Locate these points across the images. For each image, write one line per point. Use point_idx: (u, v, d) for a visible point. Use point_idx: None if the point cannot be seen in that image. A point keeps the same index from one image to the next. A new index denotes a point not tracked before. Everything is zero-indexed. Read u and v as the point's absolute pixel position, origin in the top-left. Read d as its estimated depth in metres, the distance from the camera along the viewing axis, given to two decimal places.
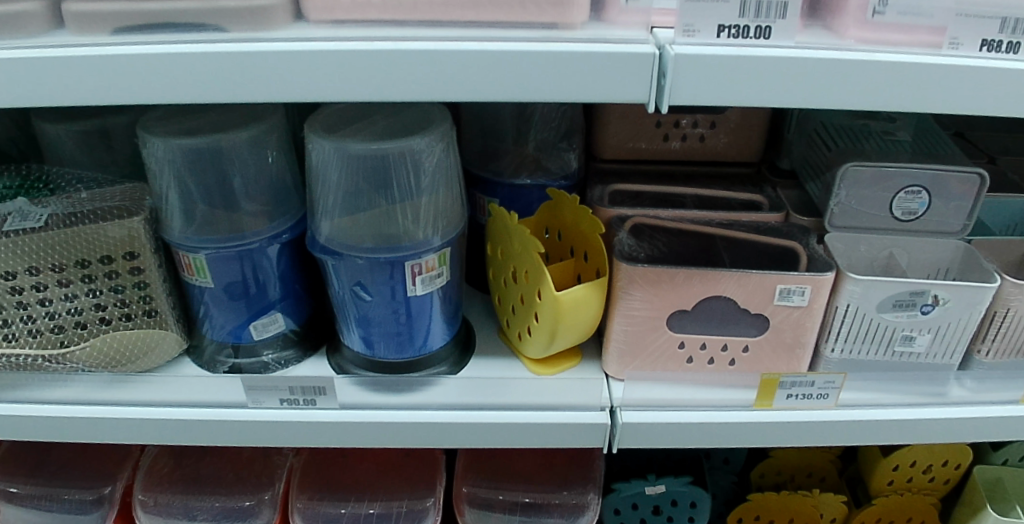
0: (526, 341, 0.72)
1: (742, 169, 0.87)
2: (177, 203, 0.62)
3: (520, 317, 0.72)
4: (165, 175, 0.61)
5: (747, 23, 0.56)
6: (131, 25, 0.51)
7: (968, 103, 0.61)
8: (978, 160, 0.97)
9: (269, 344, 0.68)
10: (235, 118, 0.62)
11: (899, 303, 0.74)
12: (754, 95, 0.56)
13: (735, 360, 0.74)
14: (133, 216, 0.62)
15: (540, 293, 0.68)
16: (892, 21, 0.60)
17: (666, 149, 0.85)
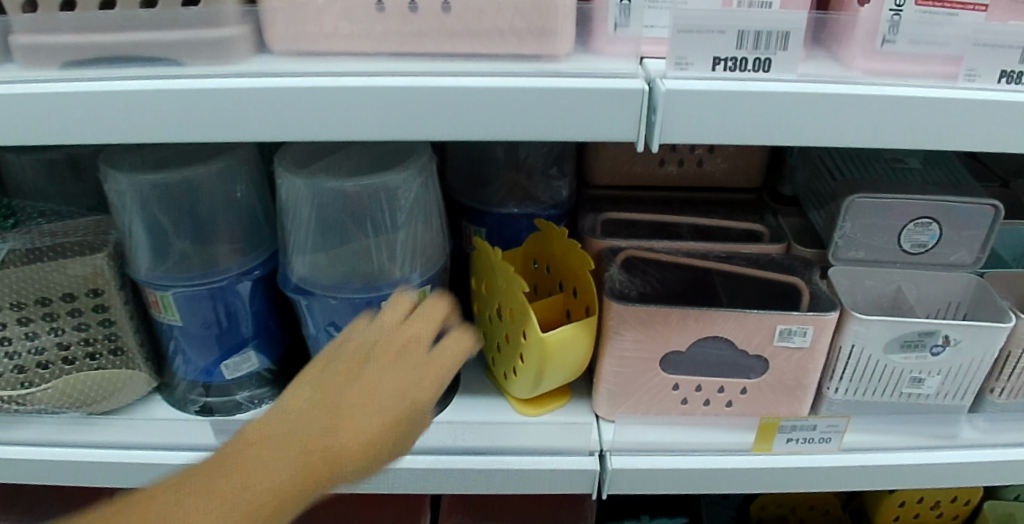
0: (513, 380, 0.69)
1: (742, 196, 0.83)
2: (143, 239, 0.59)
3: (507, 355, 0.69)
4: (129, 210, 0.58)
5: (746, 55, 0.52)
6: (84, 58, 0.48)
7: (985, 139, 0.56)
8: (991, 184, 0.93)
9: (243, 384, 0.65)
10: (202, 150, 0.58)
11: (907, 344, 0.70)
12: (752, 132, 0.53)
13: (732, 401, 0.71)
14: (96, 252, 0.59)
15: (526, 332, 0.64)
16: (903, 51, 0.56)
17: (663, 174, 0.82)
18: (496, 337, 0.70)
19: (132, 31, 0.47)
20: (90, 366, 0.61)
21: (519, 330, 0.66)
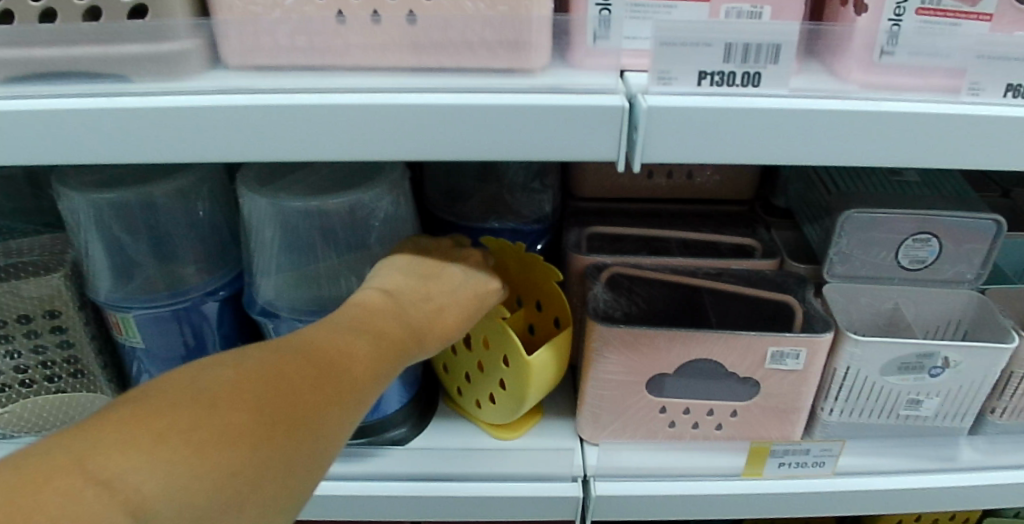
0: (489, 405, 0.66)
1: (734, 208, 0.81)
2: (103, 260, 0.56)
3: (480, 381, 0.66)
4: (86, 231, 0.55)
5: (733, 70, 0.49)
6: (23, 74, 0.45)
7: (990, 157, 0.53)
8: (991, 195, 0.90)
9: None
10: (163, 167, 0.56)
11: (905, 366, 0.67)
12: (739, 153, 0.50)
13: (721, 424, 0.68)
14: (53, 272, 0.56)
15: (507, 356, 0.62)
16: (903, 63, 0.53)
17: (651, 186, 0.79)
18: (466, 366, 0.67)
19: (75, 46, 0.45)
20: (49, 389, 0.59)
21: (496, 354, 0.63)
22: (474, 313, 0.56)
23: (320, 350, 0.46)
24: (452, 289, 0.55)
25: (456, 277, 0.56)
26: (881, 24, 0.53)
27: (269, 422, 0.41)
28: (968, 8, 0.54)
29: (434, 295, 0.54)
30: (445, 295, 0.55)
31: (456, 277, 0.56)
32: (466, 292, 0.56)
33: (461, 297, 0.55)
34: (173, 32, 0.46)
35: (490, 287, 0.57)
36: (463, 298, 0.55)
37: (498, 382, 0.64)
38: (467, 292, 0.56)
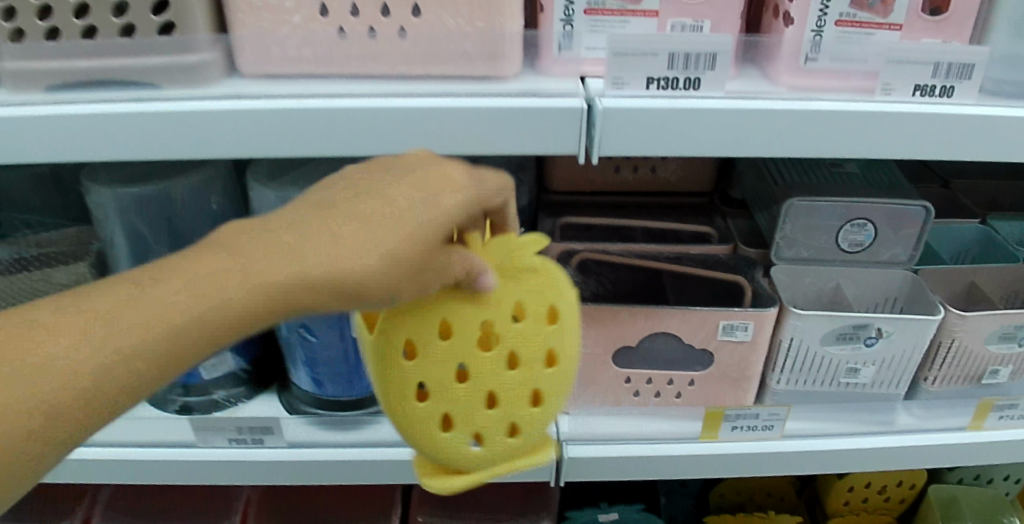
0: (522, 426, 0.46)
1: (694, 200, 0.89)
2: (126, 249, 0.63)
3: (520, 396, 0.45)
4: (110, 221, 0.62)
5: (676, 76, 0.57)
6: (65, 82, 0.52)
7: (908, 147, 0.61)
8: (931, 186, 0.99)
9: (221, 384, 0.68)
10: (181, 164, 0.63)
11: (844, 336, 0.75)
12: (682, 147, 0.58)
13: (680, 393, 0.77)
14: (78, 262, 0.63)
15: (557, 340, 0.45)
16: (824, 67, 0.62)
17: (619, 181, 0.87)
18: (492, 385, 0.44)
19: (109, 58, 0.52)
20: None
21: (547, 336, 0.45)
22: (419, 272, 0.39)
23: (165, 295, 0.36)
24: (462, 299, 0.43)
25: (381, 205, 0.38)
26: (804, 34, 0.61)
27: (61, 400, 0.35)
28: (881, 20, 0.61)
29: (432, 306, 0.43)
30: (347, 244, 0.37)
31: (375, 221, 0.37)
32: (406, 261, 0.38)
33: (372, 235, 0.37)
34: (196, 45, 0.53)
35: (519, 270, 0.45)
36: (376, 237, 0.37)
37: (541, 377, 0.45)
38: (468, 285, 0.42)
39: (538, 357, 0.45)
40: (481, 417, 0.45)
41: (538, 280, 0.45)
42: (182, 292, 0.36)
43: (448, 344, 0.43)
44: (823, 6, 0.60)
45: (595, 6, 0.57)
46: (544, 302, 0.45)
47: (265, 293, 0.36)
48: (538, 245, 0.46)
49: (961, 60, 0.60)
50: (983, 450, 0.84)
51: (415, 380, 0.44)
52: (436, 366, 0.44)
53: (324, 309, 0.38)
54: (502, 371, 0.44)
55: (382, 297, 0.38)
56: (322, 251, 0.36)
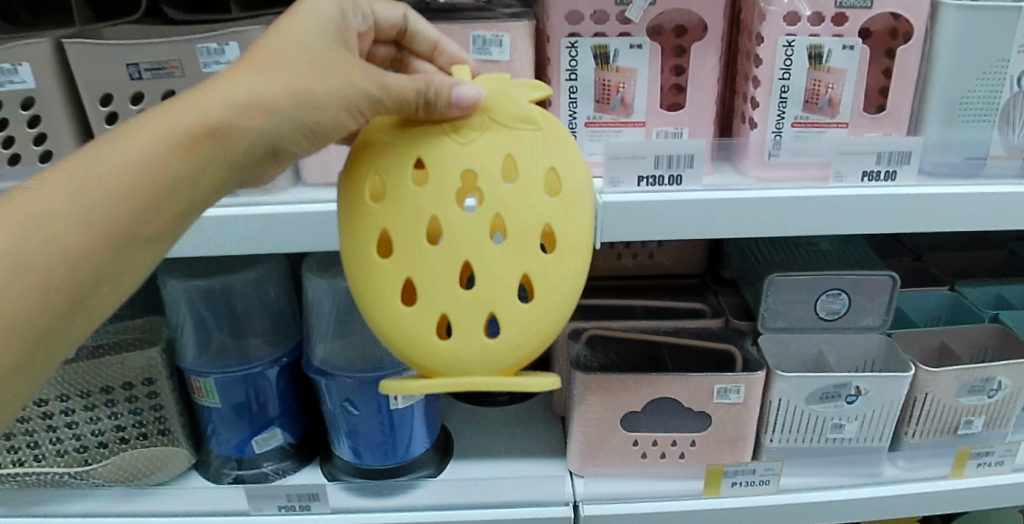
0: (501, 314, 0.48)
1: (689, 281, 0.98)
2: (191, 335, 0.73)
3: (502, 282, 0.48)
4: (180, 310, 0.73)
5: (662, 173, 0.68)
6: None
7: (862, 225, 0.71)
8: (903, 258, 1.05)
9: (269, 456, 0.77)
10: (242, 260, 0.74)
11: (825, 395, 0.83)
12: (670, 230, 0.68)
13: (684, 453, 0.84)
14: (152, 346, 0.73)
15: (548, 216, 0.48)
16: (785, 161, 0.73)
17: (621, 266, 0.98)
18: (468, 252, 0.47)
19: None
20: (141, 444, 0.73)
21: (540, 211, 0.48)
22: (352, 82, 0.47)
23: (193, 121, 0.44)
24: (445, 148, 0.48)
25: (291, 28, 0.47)
26: (767, 135, 0.73)
27: (73, 217, 0.40)
28: (831, 119, 0.73)
29: (417, 144, 0.48)
30: (285, 40, 0.46)
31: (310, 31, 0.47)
32: (330, 58, 0.47)
33: (327, 73, 0.46)
34: None
35: (514, 121, 0.48)
36: (311, 65, 0.46)
37: (533, 251, 0.48)
38: (445, 109, 0.47)
39: (530, 235, 0.48)
40: (456, 296, 0.48)
41: (536, 137, 0.48)
42: (173, 124, 0.42)
43: (425, 193, 0.47)
44: (780, 112, 0.72)
45: (593, 119, 0.69)
46: (540, 160, 0.48)
47: (230, 108, 0.43)
48: (528, 92, 0.50)
49: (899, 149, 0.71)
50: (966, 497, 0.90)
51: (381, 226, 0.48)
52: (410, 212, 0.47)
53: (275, 134, 0.45)
54: (484, 239, 0.47)
55: (327, 107, 0.46)
56: (259, 81, 0.44)
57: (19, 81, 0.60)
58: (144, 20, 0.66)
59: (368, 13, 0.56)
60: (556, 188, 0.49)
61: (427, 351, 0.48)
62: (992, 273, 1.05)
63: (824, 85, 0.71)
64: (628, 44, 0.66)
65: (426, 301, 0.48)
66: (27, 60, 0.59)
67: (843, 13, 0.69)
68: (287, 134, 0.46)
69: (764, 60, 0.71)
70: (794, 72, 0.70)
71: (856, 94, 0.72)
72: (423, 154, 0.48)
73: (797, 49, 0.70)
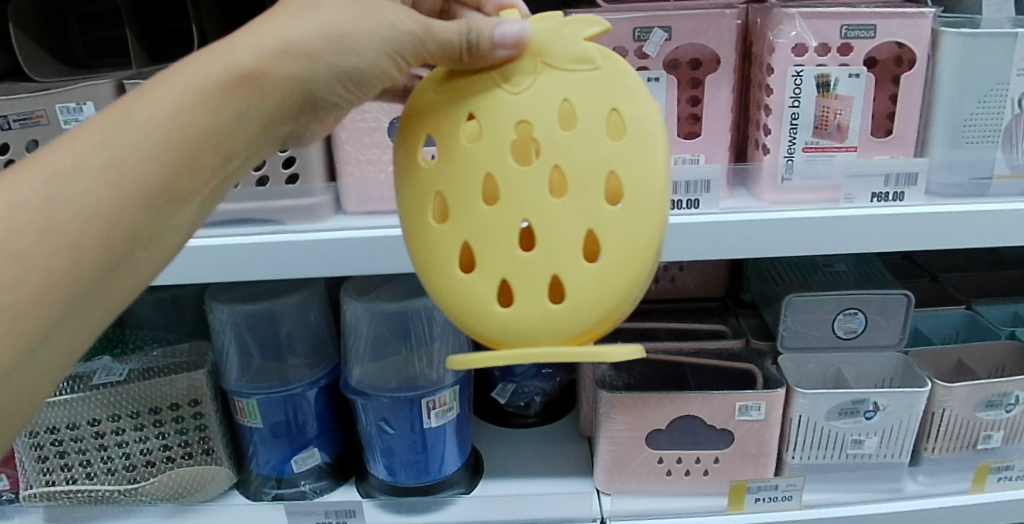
0: (563, 271, 0.44)
1: (710, 303, 1.01)
2: (236, 358, 0.78)
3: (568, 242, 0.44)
4: (226, 335, 0.78)
5: (680, 198, 0.72)
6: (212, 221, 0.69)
7: (877, 242, 0.74)
8: (921, 279, 1.07)
9: (306, 475, 0.81)
10: (286, 287, 0.80)
11: (844, 411, 0.85)
12: (689, 251, 0.72)
13: (708, 470, 0.86)
14: (197, 369, 0.77)
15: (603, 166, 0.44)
16: (799, 185, 0.76)
17: (643, 290, 1.00)
18: (528, 210, 0.44)
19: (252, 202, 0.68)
20: (186, 463, 0.79)
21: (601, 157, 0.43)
22: (389, 23, 0.46)
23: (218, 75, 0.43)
24: (497, 98, 0.44)
25: None
26: (779, 160, 0.76)
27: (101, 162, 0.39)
28: (839, 144, 0.76)
29: (469, 97, 0.45)
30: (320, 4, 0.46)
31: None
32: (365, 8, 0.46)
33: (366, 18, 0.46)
34: (313, 190, 0.69)
35: (572, 62, 0.44)
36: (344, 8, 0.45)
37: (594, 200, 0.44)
38: (490, 49, 0.44)
39: (590, 181, 0.44)
40: (516, 257, 0.44)
41: (595, 77, 0.44)
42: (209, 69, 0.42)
43: (477, 148, 0.44)
44: (791, 138, 0.76)
45: None
46: (600, 103, 0.44)
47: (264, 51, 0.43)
48: (591, 23, 0.46)
49: (906, 171, 0.75)
50: (987, 511, 0.91)
51: (435, 190, 0.46)
52: (464, 171, 0.45)
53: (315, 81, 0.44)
54: (542, 194, 0.44)
55: (364, 53, 0.45)
56: (299, 21, 0.44)
57: (83, 118, 0.66)
58: None
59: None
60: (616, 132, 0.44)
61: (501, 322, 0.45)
62: (1011, 291, 1.05)
63: (832, 111, 0.75)
64: (645, 77, 0.71)
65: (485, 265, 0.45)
66: (91, 98, 0.66)
67: (848, 44, 0.73)
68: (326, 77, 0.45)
69: (774, 89, 0.75)
70: (803, 99, 0.74)
71: (863, 120, 0.75)
72: (474, 107, 0.45)
73: (805, 79, 0.74)
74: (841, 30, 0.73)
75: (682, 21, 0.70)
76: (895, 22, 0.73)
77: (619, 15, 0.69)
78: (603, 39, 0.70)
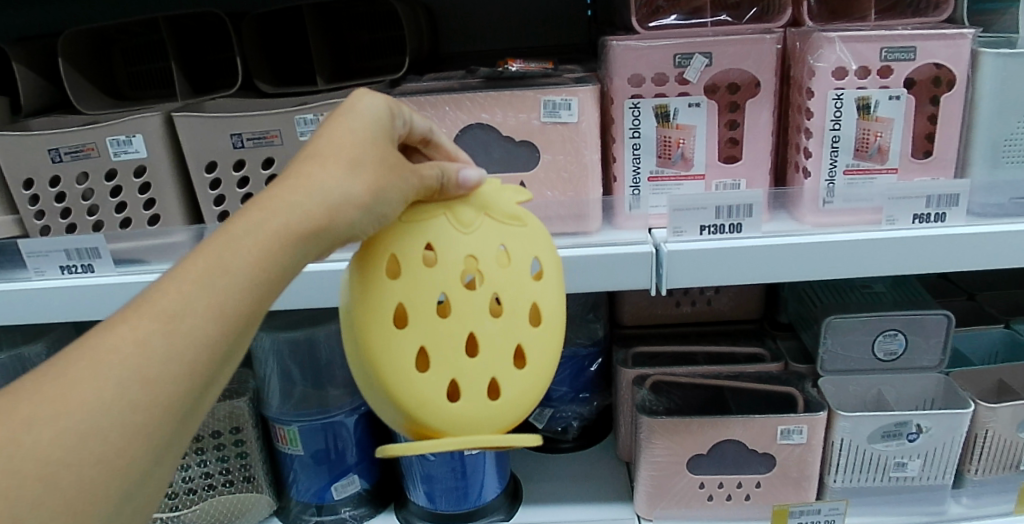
0: (501, 380, 0.50)
1: (746, 325, 1.00)
2: (278, 387, 0.85)
3: (489, 343, 0.50)
4: (270, 363, 0.85)
5: (722, 223, 0.71)
6: None
7: (922, 262, 0.73)
8: (958, 298, 1.06)
9: (347, 502, 0.85)
10: (326, 315, 0.86)
11: (886, 434, 0.83)
12: (731, 276, 0.71)
13: (749, 494, 0.85)
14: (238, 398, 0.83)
15: (540, 297, 0.52)
16: (840, 208, 0.75)
17: (679, 313, 0.99)
18: (471, 326, 0.50)
19: None
20: (227, 490, 0.84)
21: (510, 270, 0.51)
22: (401, 170, 0.48)
23: (321, 221, 0.43)
24: (453, 234, 0.50)
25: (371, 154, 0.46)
26: (819, 184, 0.76)
27: (173, 313, 0.38)
28: (880, 165, 0.76)
29: (427, 228, 0.50)
30: (329, 138, 0.45)
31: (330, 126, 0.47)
32: (393, 161, 0.47)
33: (391, 180, 0.47)
34: None
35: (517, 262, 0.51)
36: (371, 157, 0.46)
37: (503, 297, 0.50)
38: (454, 191, 0.52)
39: (521, 309, 0.51)
40: (463, 364, 0.49)
41: (525, 232, 0.53)
42: (282, 224, 0.42)
43: (433, 271, 0.49)
44: (832, 161, 0.76)
45: (656, 174, 0.73)
46: (526, 252, 0.52)
47: (327, 203, 0.43)
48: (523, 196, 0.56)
49: (948, 192, 0.73)
50: None
51: (439, 291, 0.49)
52: (423, 291, 0.49)
53: (358, 227, 0.45)
54: (483, 316, 0.50)
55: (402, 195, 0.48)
56: (325, 176, 0.44)
57: (133, 150, 0.68)
58: (240, 94, 0.74)
59: (407, 117, 0.52)
60: (514, 256, 0.51)
61: (437, 415, 0.49)
62: None
63: (873, 134, 0.75)
64: (686, 103, 0.71)
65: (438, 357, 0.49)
66: (140, 131, 0.68)
67: (889, 66, 0.73)
68: (366, 223, 0.46)
69: (814, 113, 0.75)
70: (844, 122, 0.74)
71: (904, 141, 0.75)
72: (433, 238, 0.50)
73: (845, 102, 0.73)
74: (881, 52, 0.72)
75: (724, 46, 0.70)
76: (935, 44, 0.72)
77: (659, 41, 0.69)
78: (644, 66, 0.70)
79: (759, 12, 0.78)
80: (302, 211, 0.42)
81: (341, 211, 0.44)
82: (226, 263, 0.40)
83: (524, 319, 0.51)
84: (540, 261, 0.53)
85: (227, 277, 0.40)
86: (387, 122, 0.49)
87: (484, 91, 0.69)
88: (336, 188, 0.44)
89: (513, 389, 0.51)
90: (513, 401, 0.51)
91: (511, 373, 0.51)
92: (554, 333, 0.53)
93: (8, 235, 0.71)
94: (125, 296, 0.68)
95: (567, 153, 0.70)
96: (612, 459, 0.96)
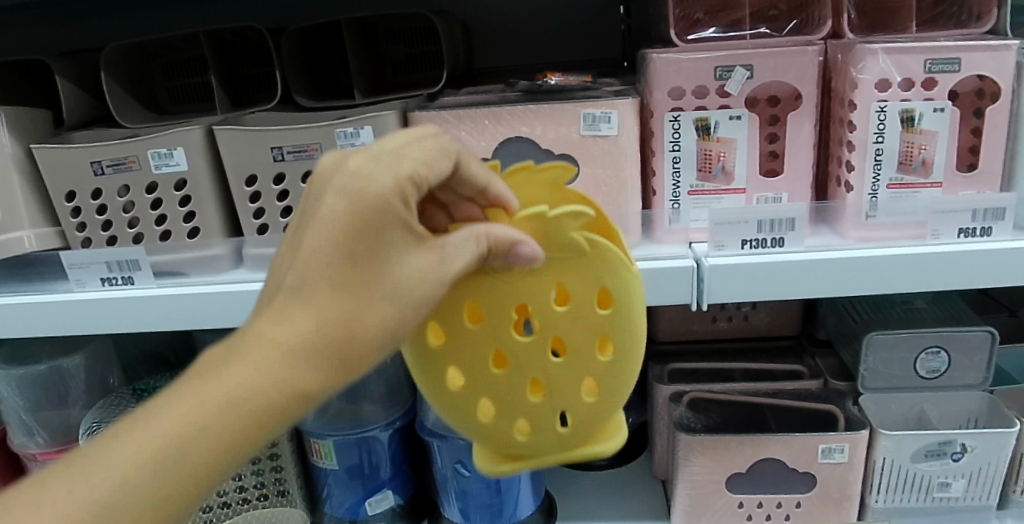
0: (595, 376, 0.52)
1: (784, 343, 0.99)
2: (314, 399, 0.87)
3: (557, 383, 0.51)
4: None
5: (764, 237, 0.70)
6: None
7: (972, 277, 0.70)
8: (999, 315, 1.04)
9: (380, 518, 0.85)
10: None
11: (930, 453, 0.81)
12: (774, 291, 0.69)
13: (789, 514, 0.83)
14: None
15: (608, 327, 0.51)
16: (883, 222, 0.74)
17: (715, 329, 0.98)
18: (535, 371, 0.51)
19: None
20: (262, 504, 0.85)
21: (587, 322, 0.51)
22: (398, 320, 0.42)
23: (289, 383, 0.39)
24: (490, 280, 0.50)
25: (345, 274, 0.40)
26: (863, 197, 0.75)
27: (150, 503, 0.38)
28: (924, 179, 0.74)
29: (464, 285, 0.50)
30: (291, 259, 0.41)
31: (308, 209, 0.41)
32: (375, 289, 0.41)
33: (366, 314, 0.41)
34: None
35: (560, 250, 0.49)
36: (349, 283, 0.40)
37: (577, 344, 0.51)
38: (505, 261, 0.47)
39: (587, 346, 0.51)
40: (529, 403, 0.52)
41: (584, 260, 0.50)
42: (255, 380, 0.39)
43: (479, 330, 0.51)
44: (875, 175, 0.74)
45: (696, 188, 0.73)
46: (587, 279, 0.50)
47: (272, 375, 0.39)
48: (581, 218, 0.49)
49: (994, 205, 0.71)
50: None
51: (491, 344, 0.51)
52: (473, 347, 0.51)
53: (354, 371, 0.41)
54: (545, 360, 0.51)
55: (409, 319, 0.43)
56: (276, 326, 0.40)
57: (174, 163, 0.69)
58: (278, 108, 0.75)
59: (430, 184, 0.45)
60: (573, 293, 0.50)
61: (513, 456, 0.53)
62: None
63: (917, 146, 0.73)
64: (727, 116, 0.70)
65: (510, 422, 0.52)
66: (181, 144, 0.68)
67: (933, 78, 0.71)
68: (361, 343, 0.41)
69: (857, 125, 0.73)
70: (887, 135, 0.73)
71: (949, 154, 0.73)
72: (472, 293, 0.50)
73: (889, 114, 0.72)
74: (925, 64, 0.71)
75: (765, 58, 0.69)
76: (979, 55, 0.71)
77: (698, 54, 0.69)
78: (684, 79, 0.70)
79: (799, 24, 0.77)
80: (275, 373, 0.39)
81: (310, 351, 0.40)
82: (183, 436, 0.38)
83: (592, 346, 0.51)
84: (609, 285, 0.50)
85: (188, 439, 0.38)
86: (360, 192, 0.40)
87: (523, 104, 0.69)
88: (295, 336, 0.40)
89: (587, 414, 0.52)
90: (588, 422, 0.52)
91: (589, 405, 0.52)
92: (627, 321, 0.51)
93: (50, 247, 0.72)
94: (166, 309, 0.68)
95: (606, 165, 0.70)
96: (647, 477, 0.95)
